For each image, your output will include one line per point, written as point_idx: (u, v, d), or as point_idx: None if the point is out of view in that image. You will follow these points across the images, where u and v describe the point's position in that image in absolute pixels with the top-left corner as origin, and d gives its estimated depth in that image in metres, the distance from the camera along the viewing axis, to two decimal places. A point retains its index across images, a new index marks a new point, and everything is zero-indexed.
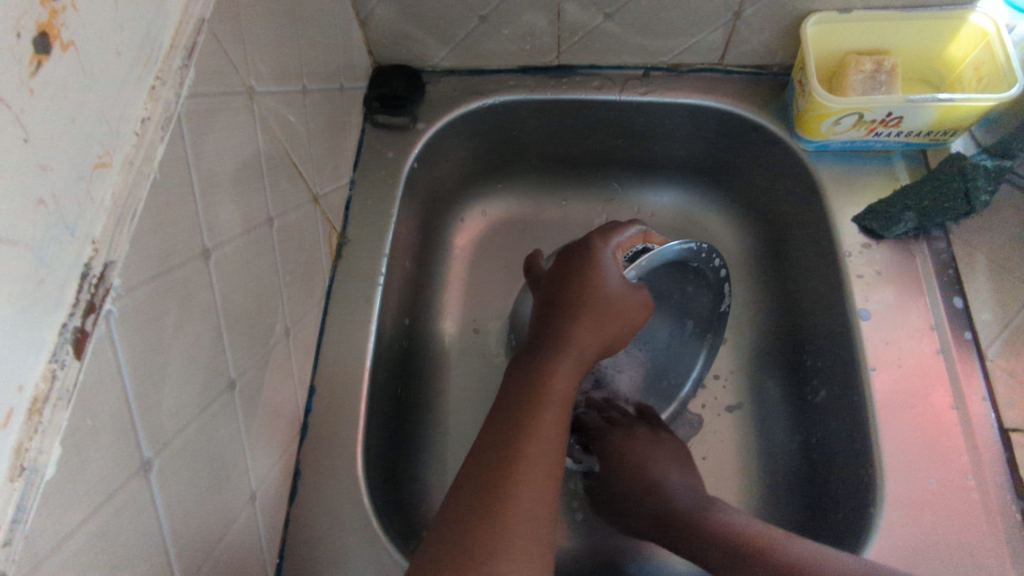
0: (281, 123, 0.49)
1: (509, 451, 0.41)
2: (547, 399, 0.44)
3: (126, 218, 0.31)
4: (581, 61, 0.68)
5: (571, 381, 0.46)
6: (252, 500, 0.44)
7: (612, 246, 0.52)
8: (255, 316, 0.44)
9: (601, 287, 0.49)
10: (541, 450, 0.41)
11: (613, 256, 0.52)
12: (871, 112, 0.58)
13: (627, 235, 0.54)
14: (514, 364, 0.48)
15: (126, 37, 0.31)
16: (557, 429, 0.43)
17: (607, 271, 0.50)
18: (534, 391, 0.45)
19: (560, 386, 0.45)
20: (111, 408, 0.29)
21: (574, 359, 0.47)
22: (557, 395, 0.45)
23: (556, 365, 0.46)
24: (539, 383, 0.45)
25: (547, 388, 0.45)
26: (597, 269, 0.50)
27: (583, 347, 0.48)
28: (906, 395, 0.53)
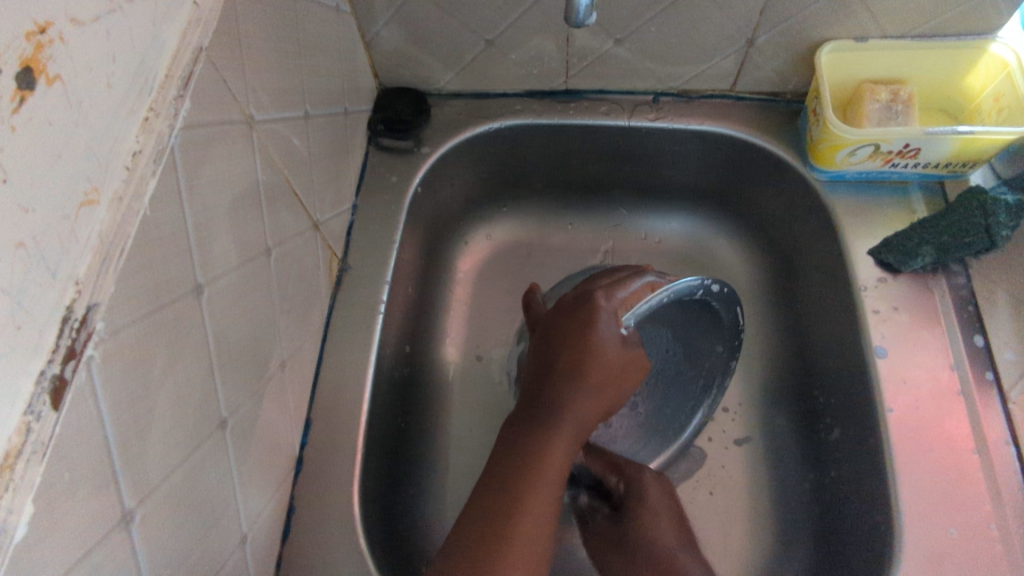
0: (281, 150, 0.48)
1: (499, 528, 0.41)
2: (538, 478, 0.43)
3: (113, 256, 0.29)
4: (590, 86, 0.67)
5: (565, 451, 0.45)
6: (243, 543, 0.42)
7: (614, 301, 0.47)
8: (249, 349, 0.43)
9: (600, 355, 0.46)
10: (528, 535, 0.41)
11: (615, 313, 0.47)
12: (887, 144, 0.56)
13: (633, 290, 0.47)
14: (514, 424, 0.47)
15: (118, 68, 0.30)
16: (546, 510, 0.43)
17: (604, 332, 0.46)
18: (523, 463, 0.44)
19: (553, 463, 0.44)
20: (91, 461, 0.28)
21: (570, 428, 0.46)
22: (550, 473, 0.44)
23: (548, 438, 0.45)
24: (531, 460, 0.44)
25: (541, 466, 0.44)
26: (596, 334, 0.46)
27: (579, 415, 0.46)
28: (924, 438, 0.51)
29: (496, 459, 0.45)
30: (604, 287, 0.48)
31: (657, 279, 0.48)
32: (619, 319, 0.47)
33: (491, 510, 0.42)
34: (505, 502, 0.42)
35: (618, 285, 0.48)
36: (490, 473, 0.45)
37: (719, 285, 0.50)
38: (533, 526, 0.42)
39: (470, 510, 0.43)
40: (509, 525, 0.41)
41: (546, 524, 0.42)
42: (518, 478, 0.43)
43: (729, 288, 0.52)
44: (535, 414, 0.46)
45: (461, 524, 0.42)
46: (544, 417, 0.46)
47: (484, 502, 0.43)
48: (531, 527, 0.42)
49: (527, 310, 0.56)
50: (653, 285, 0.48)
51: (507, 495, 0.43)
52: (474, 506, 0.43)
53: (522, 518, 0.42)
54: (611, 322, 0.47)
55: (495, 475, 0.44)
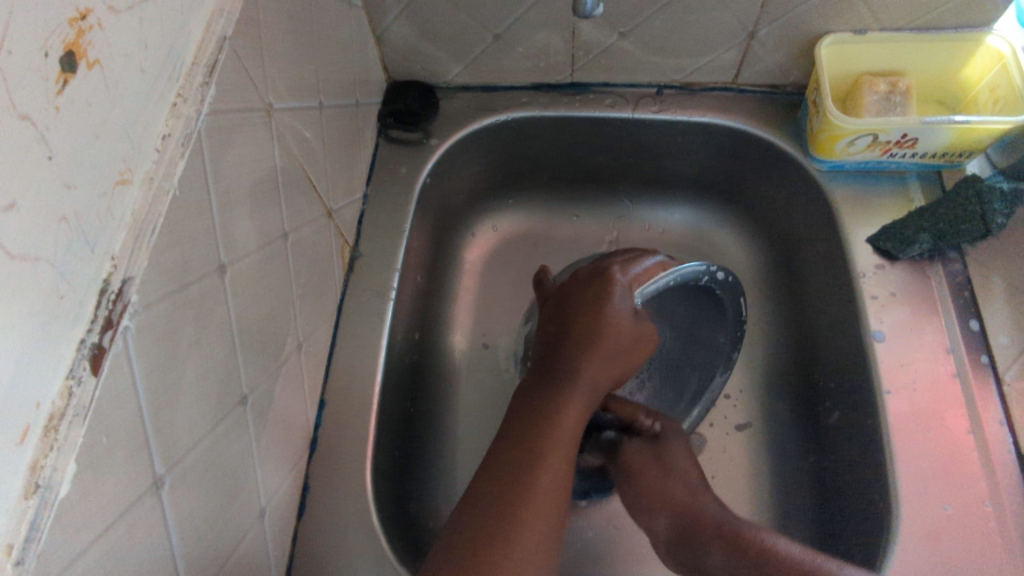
0: (297, 139, 0.49)
1: (520, 484, 0.42)
2: (553, 440, 0.45)
3: (145, 233, 0.31)
4: (595, 79, 0.69)
5: (581, 414, 0.47)
6: (262, 516, 0.43)
7: (629, 275, 0.49)
8: (267, 330, 0.44)
9: (615, 326, 0.47)
10: (546, 494, 0.43)
11: (629, 287, 0.49)
12: (885, 133, 0.57)
13: (645, 267, 0.50)
14: (528, 389, 0.49)
15: (149, 54, 0.32)
16: (565, 469, 0.44)
17: (620, 303, 0.48)
18: (537, 427, 0.45)
19: (568, 425, 0.46)
20: (127, 427, 0.29)
21: (586, 392, 0.47)
22: (564, 437, 0.45)
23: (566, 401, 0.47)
24: (546, 423, 0.46)
25: (556, 429, 0.45)
26: (611, 306, 0.48)
27: (595, 381, 0.48)
28: (921, 419, 0.52)
29: (512, 422, 0.47)
30: (620, 263, 0.50)
31: (667, 259, 0.51)
32: (631, 294, 0.48)
33: (507, 468, 0.43)
34: (525, 461, 0.44)
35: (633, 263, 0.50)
36: (504, 437, 0.46)
37: (721, 272, 0.52)
38: (549, 487, 0.43)
39: (488, 469, 0.44)
40: (525, 482, 0.42)
41: (565, 482, 0.44)
42: (536, 441, 0.45)
43: (732, 277, 0.54)
44: (551, 382, 0.48)
45: (480, 481, 0.44)
46: (560, 384, 0.47)
47: (504, 460, 0.44)
48: (549, 485, 0.43)
49: (538, 289, 0.57)
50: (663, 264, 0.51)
51: (527, 454, 0.44)
52: (488, 467, 0.44)
53: (543, 476, 0.43)
54: (626, 294, 0.48)
55: (510, 438, 0.46)
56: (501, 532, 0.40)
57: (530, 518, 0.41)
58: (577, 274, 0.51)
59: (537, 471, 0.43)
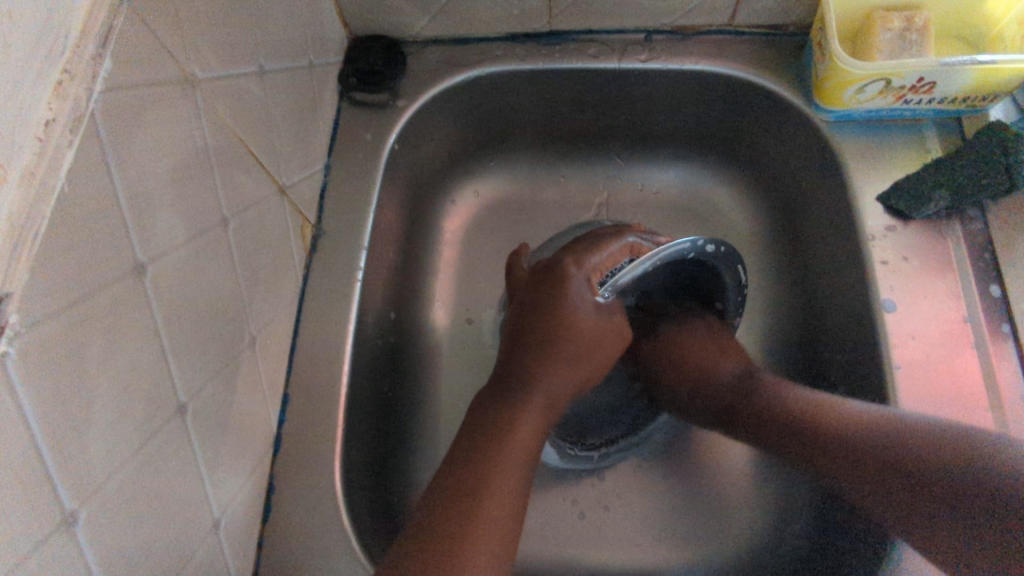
0: (234, 111, 0.44)
1: (465, 508, 0.39)
2: (507, 452, 0.43)
3: (25, 239, 0.26)
4: (577, 26, 0.62)
5: (535, 428, 0.45)
6: (216, 527, 0.41)
7: (585, 268, 0.46)
8: (209, 329, 0.40)
9: (575, 325, 0.46)
10: (498, 510, 0.40)
11: (588, 279, 0.46)
12: (899, 78, 0.51)
13: (608, 254, 0.47)
14: (483, 400, 0.46)
15: (16, 23, 0.26)
16: (512, 490, 0.41)
17: (580, 300, 0.46)
18: (487, 445, 0.43)
19: (520, 441, 0.43)
20: (17, 466, 0.26)
21: (543, 402, 0.45)
22: (519, 446, 0.43)
23: (520, 414, 0.44)
24: (500, 434, 0.43)
25: (510, 439, 0.43)
26: (569, 302, 0.46)
27: (552, 390, 0.46)
28: (934, 397, 0.48)
29: (463, 436, 0.44)
30: (573, 254, 0.48)
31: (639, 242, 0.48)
32: (594, 287, 0.46)
33: (452, 496, 0.40)
34: (469, 484, 0.41)
35: (592, 249, 0.47)
36: (455, 449, 0.44)
37: (714, 246, 0.47)
38: (499, 506, 0.40)
39: (436, 491, 0.41)
40: (472, 499, 0.40)
41: (512, 505, 0.41)
42: (484, 459, 0.42)
43: (728, 247, 0.49)
44: (505, 393, 0.46)
45: (427, 503, 0.41)
46: (517, 388, 0.46)
47: (451, 481, 0.41)
48: (501, 503, 0.40)
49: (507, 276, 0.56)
50: (634, 248, 0.47)
51: (473, 476, 0.41)
52: (439, 484, 0.42)
53: (487, 501, 0.40)
54: (585, 288, 0.46)
55: (462, 449, 0.43)
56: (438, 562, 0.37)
57: (482, 535, 0.39)
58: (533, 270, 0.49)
59: (481, 496, 0.40)
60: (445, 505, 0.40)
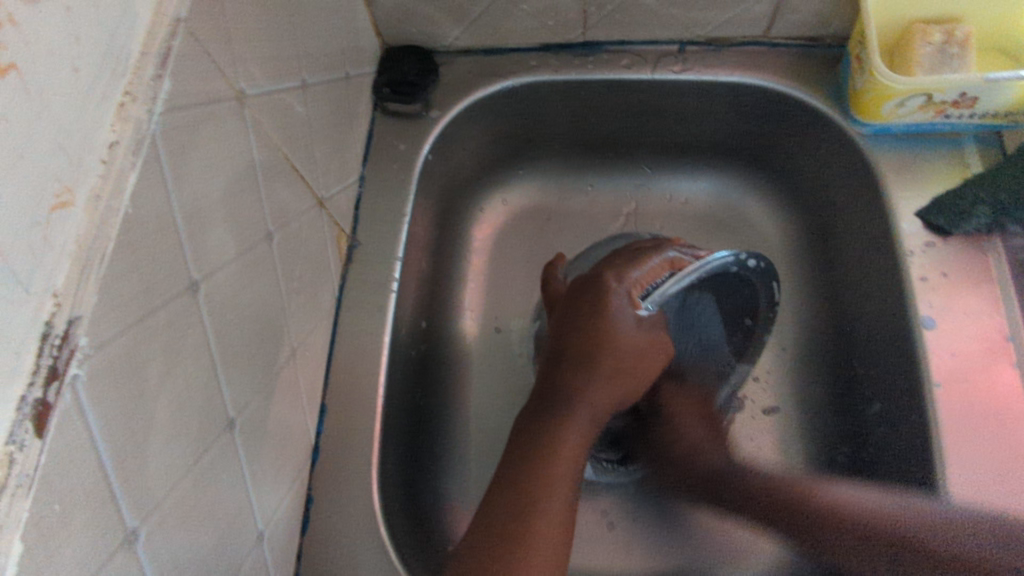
0: (278, 125, 0.44)
1: (517, 532, 0.40)
2: (553, 469, 0.43)
3: (93, 264, 0.27)
4: (610, 37, 0.62)
5: (579, 445, 0.45)
6: (260, 539, 0.41)
7: (625, 283, 0.47)
8: (254, 343, 0.41)
9: (616, 342, 0.46)
10: (548, 530, 0.41)
11: (628, 293, 0.46)
12: (941, 93, 0.51)
13: (648, 268, 0.47)
14: (528, 416, 0.47)
15: (82, 50, 0.27)
16: (562, 509, 0.42)
17: (621, 316, 0.46)
18: (534, 463, 0.43)
19: (566, 458, 0.44)
20: (85, 485, 0.26)
21: (586, 419, 0.46)
22: (566, 463, 0.43)
23: (563, 432, 0.45)
24: (547, 451, 0.44)
25: (555, 457, 0.43)
26: (609, 319, 0.46)
27: (594, 406, 0.46)
28: (975, 415, 0.48)
29: (509, 454, 0.45)
30: (614, 268, 0.48)
31: (679, 256, 0.47)
32: (636, 302, 0.46)
33: (506, 519, 0.41)
34: (518, 506, 0.41)
35: (636, 264, 0.47)
36: (502, 468, 0.44)
37: (750, 258, 0.48)
38: (550, 528, 0.41)
39: (488, 514, 0.42)
40: (527, 520, 0.41)
41: (562, 526, 0.41)
42: (530, 479, 0.42)
43: (765, 262, 0.50)
44: (548, 409, 0.46)
45: (479, 527, 0.41)
46: (560, 405, 0.46)
47: (499, 502, 0.42)
48: (552, 521, 0.41)
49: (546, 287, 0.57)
50: (674, 262, 0.47)
51: (521, 498, 0.41)
52: (490, 504, 0.42)
53: (537, 525, 0.41)
54: (626, 302, 0.46)
55: (510, 468, 0.43)
56: None
57: (535, 560, 0.39)
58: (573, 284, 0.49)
59: (530, 518, 0.41)
60: (498, 527, 0.40)
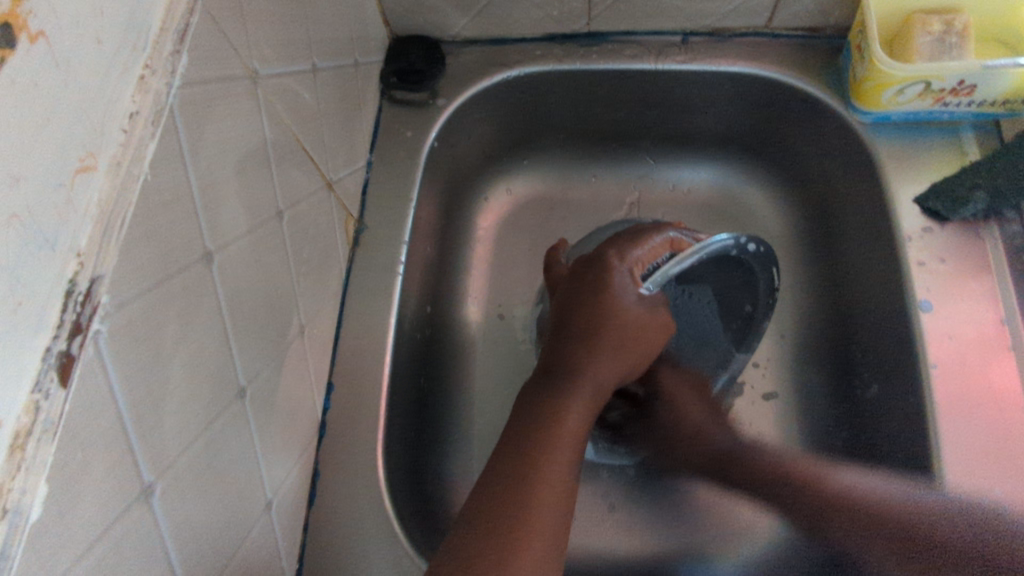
0: (289, 107, 0.46)
1: (520, 490, 0.40)
2: (557, 433, 0.43)
3: (113, 226, 0.28)
4: (614, 27, 0.63)
5: (582, 414, 0.45)
6: (268, 508, 0.42)
7: (627, 261, 0.48)
8: (264, 317, 0.42)
9: (619, 314, 0.47)
10: (550, 496, 0.40)
11: (631, 271, 0.47)
12: (939, 80, 0.52)
13: (650, 247, 0.48)
14: (530, 388, 0.48)
15: (106, 22, 0.28)
16: (565, 470, 0.42)
17: (624, 292, 0.47)
18: (538, 428, 0.44)
19: (569, 424, 0.44)
20: (105, 438, 0.27)
21: (589, 388, 0.46)
22: (569, 432, 0.44)
23: (566, 400, 0.45)
24: (549, 420, 0.44)
25: (559, 422, 0.44)
26: (612, 294, 0.47)
27: (597, 376, 0.47)
28: (971, 396, 0.48)
29: (512, 423, 0.45)
30: (615, 247, 0.49)
31: (679, 236, 0.49)
32: (637, 280, 0.47)
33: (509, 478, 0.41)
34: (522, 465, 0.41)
35: (635, 242, 0.48)
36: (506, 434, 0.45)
37: (750, 242, 0.48)
38: (554, 486, 0.41)
39: (491, 475, 0.42)
40: (531, 477, 0.41)
41: (567, 487, 0.42)
42: (535, 442, 0.43)
43: (765, 246, 0.50)
44: (551, 381, 0.47)
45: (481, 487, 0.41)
46: (562, 378, 0.47)
47: (503, 464, 0.42)
48: (554, 486, 0.41)
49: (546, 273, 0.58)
50: (674, 242, 0.48)
51: (526, 458, 0.42)
52: (493, 467, 0.42)
53: (541, 483, 0.41)
54: (627, 279, 0.47)
55: (513, 435, 0.44)
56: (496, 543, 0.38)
57: (539, 516, 0.39)
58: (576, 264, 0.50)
59: (534, 477, 0.41)
60: (502, 485, 0.41)
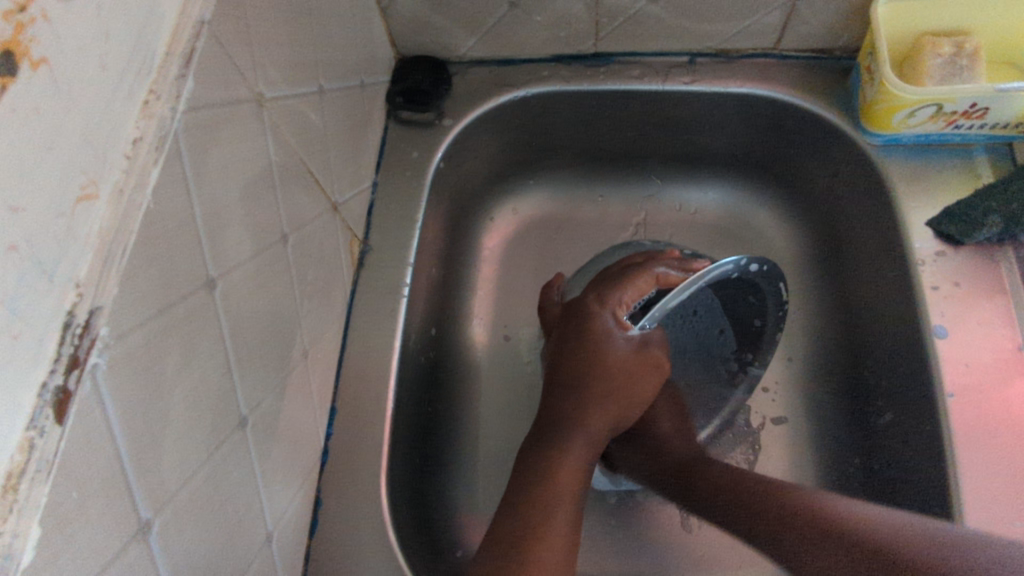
0: (296, 130, 0.45)
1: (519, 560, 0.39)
2: (552, 492, 0.43)
3: (114, 255, 0.27)
4: (621, 48, 0.63)
5: (578, 468, 0.44)
6: (269, 538, 0.41)
7: (608, 306, 0.46)
8: (268, 342, 0.41)
9: (607, 361, 0.46)
10: (551, 565, 0.40)
11: (615, 314, 0.46)
12: (951, 103, 0.51)
13: (635, 289, 0.46)
14: (528, 438, 0.47)
15: (112, 48, 0.27)
16: (564, 534, 0.41)
17: (613, 338, 0.46)
18: (534, 485, 0.43)
19: (564, 481, 0.43)
20: (102, 475, 0.26)
21: (583, 443, 0.45)
22: (563, 490, 0.43)
23: (560, 455, 0.44)
24: (546, 479, 0.43)
25: (555, 481, 0.43)
26: (598, 341, 0.46)
27: (592, 429, 0.46)
28: (988, 424, 0.47)
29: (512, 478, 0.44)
30: (596, 291, 0.47)
31: (666, 270, 0.46)
32: (622, 322, 0.46)
33: (508, 549, 0.40)
34: (517, 531, 0.41)
35: (618, 284, 0.46)
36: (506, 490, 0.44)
37: (754, 262, 0.47)
38: (552, 554, 0.40)
39: (489, 545, 0.41)
40: (527, 547, 0.40)
41: (565, 553, 0.41)
42: (531, 505, 0.42)
43: (770, 265, 0.49)
44: (545, 433, 0.46)
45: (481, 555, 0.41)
46: (557, 430, 0.46)
47: (506, 533, 0.41)
48: (553, 557, 0.40)
49: (544, 309, 0.57)
50: (660, 278, 0.46)
51: (522, 522, 0.41)
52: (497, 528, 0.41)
53: (539, 551, 0.40)
54: (614, 322, 0.46)
55: (511, 495, 0.43)
56: None
57: None
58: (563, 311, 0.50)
59: (532, 544, 0.40)
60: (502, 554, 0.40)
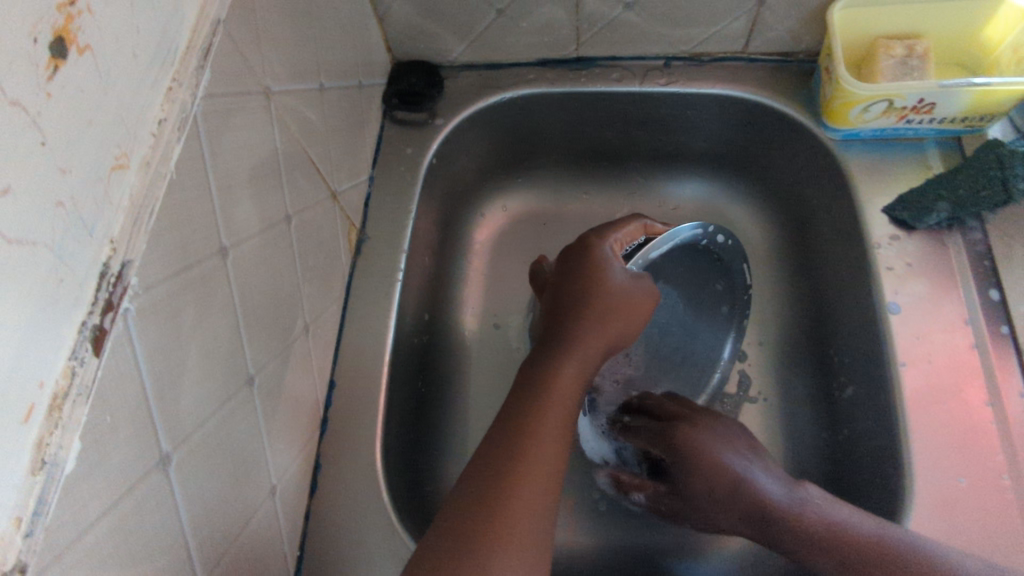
0: (299, 123, 0.49)
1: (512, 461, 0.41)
2: (547, 403, 0.44)
3: (143, 218, 0.31)
4: (601, 53, 0.68)
5: (574, 382, 0.46)
6: (272, 493, 0.44)
7: (608, 240, 0.51)
8: (273, 312, 0.45)
9: (605, 285, 0.48)
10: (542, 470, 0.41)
11: (613, 248, 0.50)
12: (901, 99, 0.56)
13: (627, 230, 0.52)
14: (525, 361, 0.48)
15: (142, 38, 0.32)
16: (556, 440, 0.43)
17: (610, 265, 0.49)
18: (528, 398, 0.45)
19: (559, 393, 0.45)
20: (130, 406, 0.30)
21: (579, 360, 0.46)
22: (558, 403, 0.44)
23: (558, 368, 0.46)
24: (542, 394, 0.45)
25: (552, 391, 0.45)
26: (598, 267, 0.49)
27: (587, 349, 0.47)
28: (938, 391, 0.51)
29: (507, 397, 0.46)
30: (594, 232, 0.52)
31: (650, 224, 0.54)
32: (618, 255, 0.50)
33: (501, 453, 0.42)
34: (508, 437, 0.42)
35: (613, 227, 0.52)
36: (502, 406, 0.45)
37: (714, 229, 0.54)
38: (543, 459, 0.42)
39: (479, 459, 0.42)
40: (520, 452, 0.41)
41: (555, 461, 0.42)
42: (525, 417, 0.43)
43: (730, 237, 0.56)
44: (543, 353, 0.48)
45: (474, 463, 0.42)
46: (554, 351, 0.47)
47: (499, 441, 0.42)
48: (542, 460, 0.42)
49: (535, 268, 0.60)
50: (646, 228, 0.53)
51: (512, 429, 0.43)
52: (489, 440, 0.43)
53: (531, 455, 0.41)
54: (611, 253, 0.50)
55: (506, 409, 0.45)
56: (479, 519, 0.38)
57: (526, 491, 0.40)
58: (563, 250, 0.53)
59: (524, 449, 0.42)
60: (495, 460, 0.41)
